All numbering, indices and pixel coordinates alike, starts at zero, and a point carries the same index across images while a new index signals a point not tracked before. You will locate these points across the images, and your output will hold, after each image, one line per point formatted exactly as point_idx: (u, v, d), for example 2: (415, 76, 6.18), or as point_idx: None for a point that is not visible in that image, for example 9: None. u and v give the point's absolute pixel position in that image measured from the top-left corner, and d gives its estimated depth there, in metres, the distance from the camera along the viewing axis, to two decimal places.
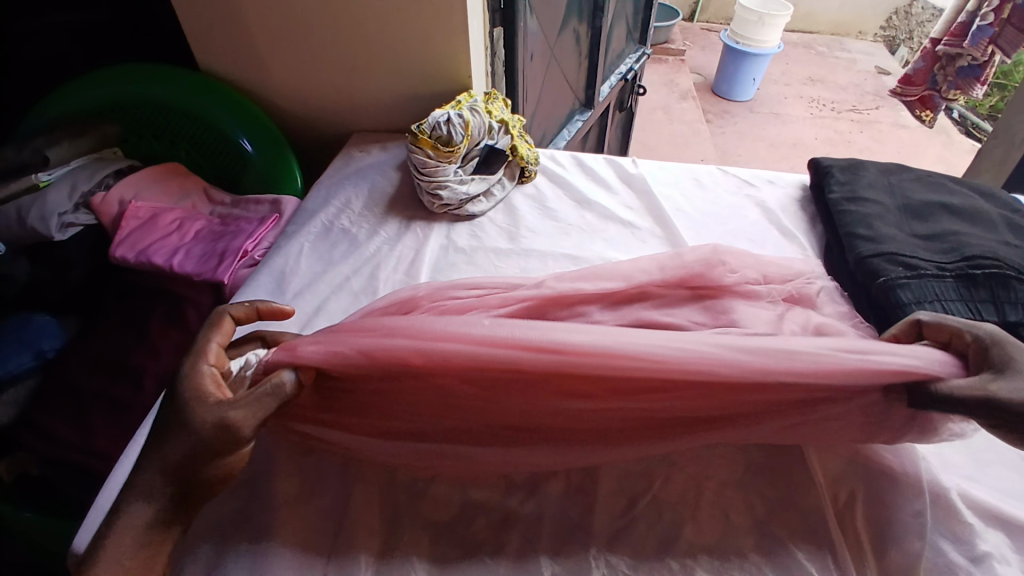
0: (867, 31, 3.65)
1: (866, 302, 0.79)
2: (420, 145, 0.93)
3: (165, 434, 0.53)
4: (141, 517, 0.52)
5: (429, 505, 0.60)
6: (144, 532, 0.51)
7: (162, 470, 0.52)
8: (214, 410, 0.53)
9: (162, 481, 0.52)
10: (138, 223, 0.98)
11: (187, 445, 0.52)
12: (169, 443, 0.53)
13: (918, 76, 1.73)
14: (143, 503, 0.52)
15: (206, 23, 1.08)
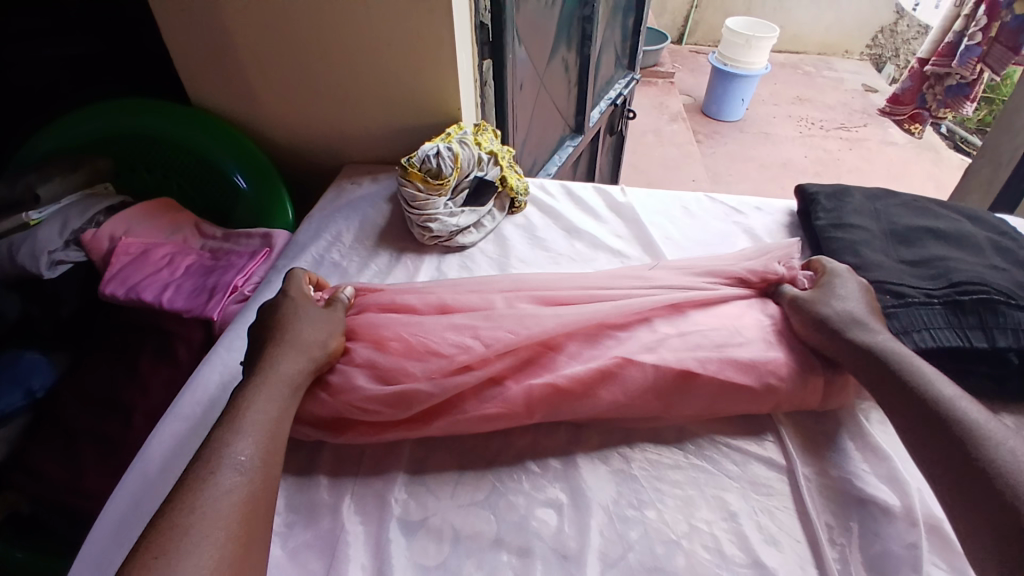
0: (853, 51, 3.72)
1: None
2: (410, 178, 0.94)
3: (287, 322, 0.68)
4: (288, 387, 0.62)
5: (417, 550, 0.58)
6: (281, 401, 0.61)
7: (298, 350, 0.65)
8: (329, 313, 0.72)
9: (303, 358, 0.65)
10: (129, 259, 0.97)
11: (314, 328, 0.69)
12: (294, 325, 0.68)
13: (907, 96, 1.76)
14: (291, 367, 0.64)
15: (199, 58, 1.09)
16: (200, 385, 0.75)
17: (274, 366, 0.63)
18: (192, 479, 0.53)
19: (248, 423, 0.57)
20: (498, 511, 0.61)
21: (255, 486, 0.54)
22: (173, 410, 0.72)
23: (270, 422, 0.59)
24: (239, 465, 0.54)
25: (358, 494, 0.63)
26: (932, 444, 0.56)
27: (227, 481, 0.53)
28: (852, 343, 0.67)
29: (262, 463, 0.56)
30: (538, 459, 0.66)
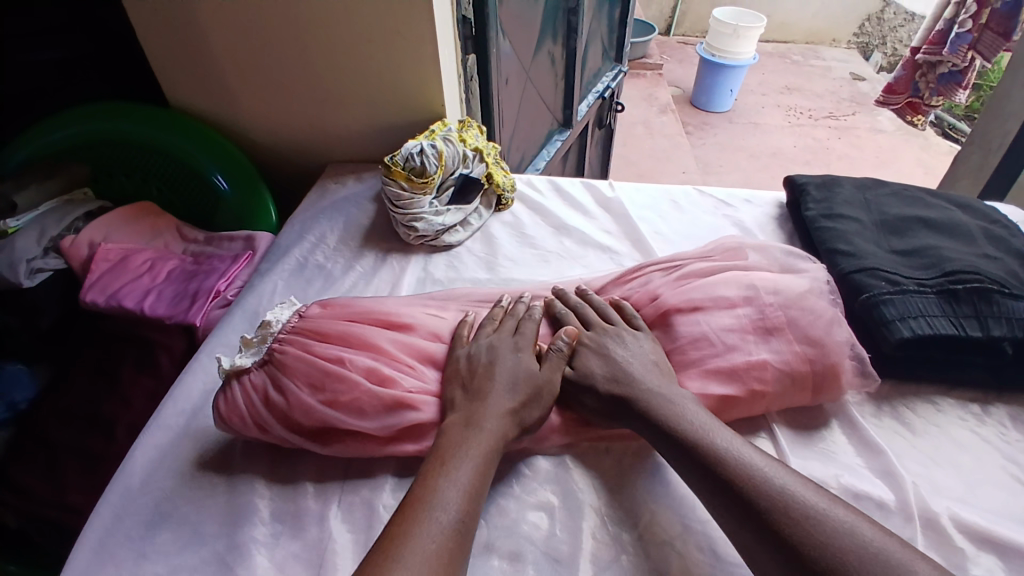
0: (841, 39, 3.71)
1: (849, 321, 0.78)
2: (394, 178, 0.92)
3: (483, 376, 0.64)
4: (494, 436, 0.58)
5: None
6: (487, 456, 0.57)
7: (505, 406, 0.61)
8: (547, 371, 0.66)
9: (515, 415, 0.61)
10: (108, 266, 0.96)
11: (525, 388, 0.63)
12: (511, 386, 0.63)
13: (900, 85, 1.73)
14: (497, 423, 0.59)
15: (175, 58, 1.07)
16: (182, 394, 0.73)
17: (482, 422, 0.59)
18: (398, 527, 0.50)
19: (460, 474, 0.55)
20: (488, 516, 0.59)
21: (461, 537, 0.51)
22: (156, 421, 0.71)
23: (474, 479, 0.55)
24: (442, 520, 0.51)
25: (346, 505, 0.62)
26: (699, 475, 0.55)
27: (434, 538, 0.49)
28: (634, 410, 0.61)
29: (467, 519, 0.52)
30: (529, 460, 0.65)
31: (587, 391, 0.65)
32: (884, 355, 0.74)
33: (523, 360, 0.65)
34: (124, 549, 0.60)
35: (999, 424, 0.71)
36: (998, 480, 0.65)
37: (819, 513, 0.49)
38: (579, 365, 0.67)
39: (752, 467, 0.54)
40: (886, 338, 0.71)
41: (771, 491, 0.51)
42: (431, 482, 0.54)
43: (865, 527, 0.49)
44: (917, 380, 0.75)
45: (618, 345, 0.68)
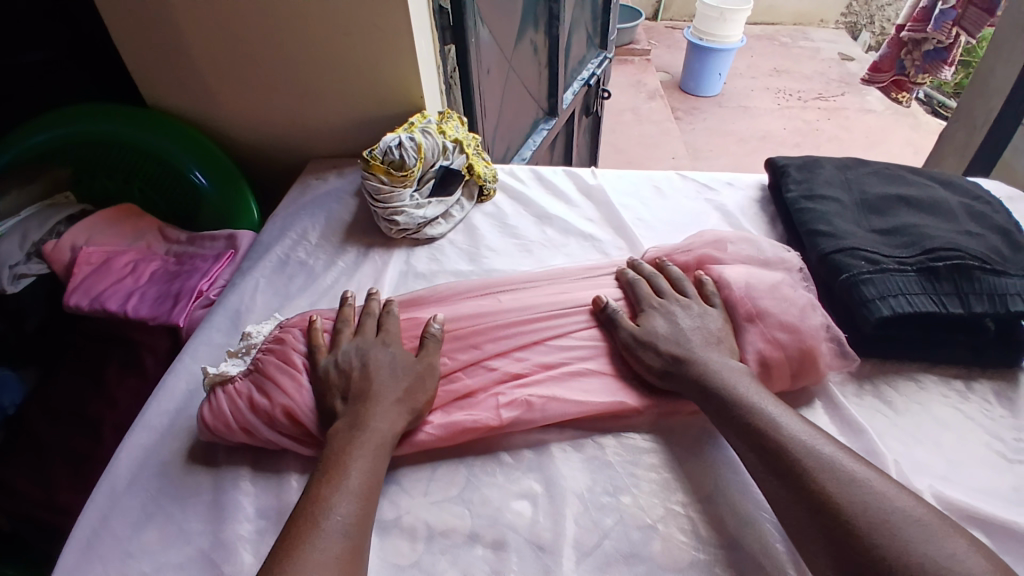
0: (829, 19, 3.69)
1: (829, 300, 0.78)
2: (373, 172, 0.91)
3: (370, 376, 0.64)
4: (383, 434, 0.59)
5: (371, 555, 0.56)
6: (377, 458, 0.58)
7: (392, 404, 0.62)
8: (426, 356, 0.67)
9: (402, 412, 0.62)
10: (91, 269, 0.95)
11: (408, 379, 0.64)
12: (395, 380, 0.64)
13: (885, 64, 1.73)
14: (385, 423, 0.60)
15: (149, 57, 1.06)
16: (165, 394, 0.73)
17: (368, 423, 0.60)
18: (291, 535, 0.51)
19: (352, 479, 0.55)
20: (471, 506, 0.60)
21: (357, 540, 0.52)
22: (141, 421, 0.71)
23: (367, 480, 0.56)
24: (340, 528, 0.52)
25: None
26: (748, 443, 0.58)
27: (329, 545, 0.50)
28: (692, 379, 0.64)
29: (362, 526, 0.54)
30: (511, 450, 0.65)
31: (648, 349, 0.68)
32: (864, 334, 0.74)
33: (398, 354, 0.67)
34: (112, 548, 0.60)
35: (982, 400, 0.72)
36: (979, 456, 0.66)
37: (866, 479, 0.52)
38: (644, 324, 0.70)
39: (798, 438, 0.56)
40: (866, 317, 0.72)
41: (820, 459, 0.54)
42: (321, 488, 0.55)
43: (905, 498, 0.50)
44: (899, 358, 0.75)
45: (685, 314, 0.71)
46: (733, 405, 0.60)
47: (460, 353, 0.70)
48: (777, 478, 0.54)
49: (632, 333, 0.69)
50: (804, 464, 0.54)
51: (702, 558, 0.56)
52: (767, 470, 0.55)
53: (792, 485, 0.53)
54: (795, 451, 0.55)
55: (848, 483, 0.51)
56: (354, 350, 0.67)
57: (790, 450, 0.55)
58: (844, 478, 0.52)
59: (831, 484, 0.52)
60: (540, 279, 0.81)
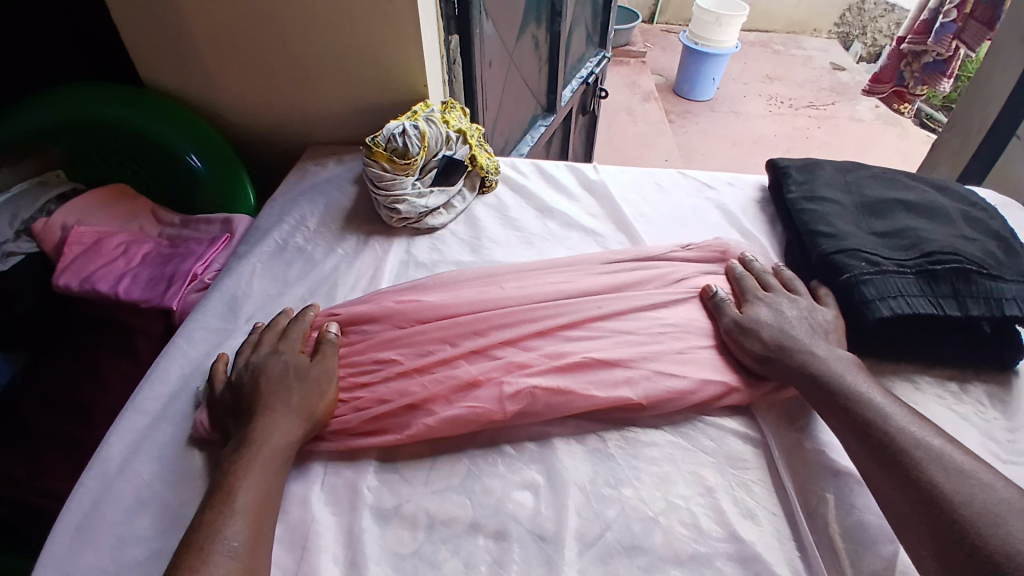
0: (822, 29, 3.73)
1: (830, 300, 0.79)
2: (375, 159, 0.90)
3: (266, 387, 0.62)
4: (278, 447, 0.58)
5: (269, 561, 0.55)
6: (273, 472, 0.56)
7: (286, 414, 0.60)
8: (323, 361, 0.66)
9: (299, 425, 0.60)
10: (82, 250, 0.93)
11: (306, 386, 0.63)
12: (287, 388, 0.63)
13: (886, 74, 1.76)
14: (279, 436, 0.58)
15: (147, 37, 1.04)
16: (158, 378, 0.72)
17: (259, 437, 0.58)
18: (184, 557, 0.49)
19: (240, 500, 0.53)
20: (472, 496, 0.59)
21: (252, 559, 0.50)
22: (132, 405, 0.69)
23: (260, 495, 0.54)
24: (232, 552, 0.49)
25: (327, 488, 0.60)
26: (856, 433, 0.59)
27: (221, 571, 0.48)
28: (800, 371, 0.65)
29: (257, 545, 0.51)
30: (514, 441, 0.64)
31: (750, 335, 0.69)
32: (863, 334, 0.75)
33: (291, 361, 0.65)
34: (104, 533, 0.59)
35: (976, 402, 0.73)
36: None
37: (970, 470, 0.52)
38: (749, 313, 0.72)
39: (903, 428, 0.57)
40: (866, 317, 0.72)
41: (930, 452, 0.54)
42: (214, 508, 0.52)
43: (1005, 487, 0.51)
44: (896, 359, 0.76)
45: (791, 306, 0.73)
46: (842, 395, 0.62)
47: (463, 341, 0.69)
48: (881, 466, 0.56)
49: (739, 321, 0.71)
50: (911, 456, 0.55)
51: (703, 551, 0.56)
52: (877, 462, 0.56)
53: (902, 477, 0.54)
54: (899, 445, 0.56)
55: (954, 472, 0.52)
56: (253, 362, 0.66)
57: (898, 442, 0.56)
58: (951, 470, 0.53)
59: (940, 475, 0.52)
60: (544, 269, 0.81)
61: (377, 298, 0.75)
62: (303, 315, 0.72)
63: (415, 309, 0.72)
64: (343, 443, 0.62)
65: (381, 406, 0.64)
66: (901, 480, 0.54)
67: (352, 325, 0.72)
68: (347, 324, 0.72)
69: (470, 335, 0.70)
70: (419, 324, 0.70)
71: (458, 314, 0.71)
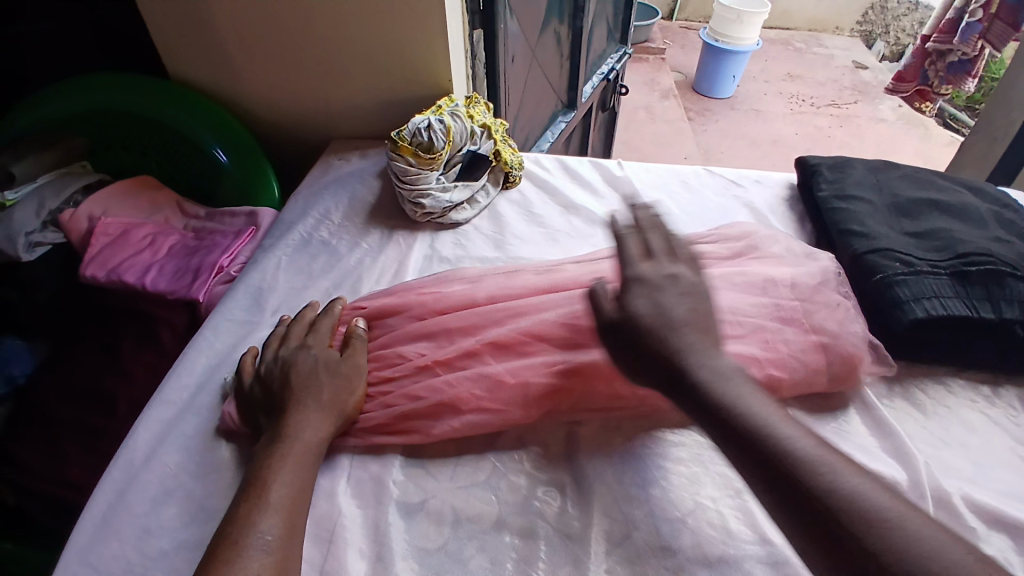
0: (844, 27, 3.67)
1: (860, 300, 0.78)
2: (400, 153, 0.90)
3: (297, 380, 0.62)
4: (309, 442, 0.57)
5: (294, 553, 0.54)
6: (305, 467, 0.56)
7: (317, 409, 0.60)
8: (352, 357, 0.66)
9: (330, 421, 0.60)
10: (107, 241, 0.94)
11: (336, 381, 0.63)
12: (318, 382, 0.62)
13: (909, 73, 1.70)
14: (311, 432, 0.58)
15: (177, 29, 1.04)
16: (183, 370, 0.72)
17: (290, 432, 0.57)
18: (219, 550, 0.48)
19: (273, 494, 0.52)
20: (498, 493, 0.59)
21: (285, 554, 0.49)
22: (159, 396, 0.70)
23: (294, 489, 0.53)
24: (266, 546, 0.48)
25: (355, 483, 0.60)
26: (746, 460, 0.49)
27: (255, 564, 0.47)
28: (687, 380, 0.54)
29: (291, 539, 0.50)
30: (540, 439, 0.64)
31: (621, 337, 0.58)
32: (895, 336, 0.73)
33: (320, 355, 0.65)
34: (129, 524, 0.59)
35: (1008, 406, 0.71)
36: (1009, 461, 0.65)
37: (898, 519, 0.42)
38: (621, 301, 0.59)
39: (813, 462, 0.46)
40: (899, 319, 0.71)
41: (838, 490, 0.44)
42: (248, 501, 0.52)
43: (953, 544, 0.41)
44: (927, 361, 0.75)
45: (674, 291, 0.60)
46: (724, 409, 0.51)
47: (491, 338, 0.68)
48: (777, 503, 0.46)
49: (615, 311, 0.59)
50: (826, 501, 0.44)
51: (732, 554, 0.55)
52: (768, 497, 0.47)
53: (806, 519, 0.44)
54: (816, 484, 0.45)
55: (880, 520, 0.42)
56: (282, 355, 0.66)
57: (798, 477, 0.45)
58: (871, 520, 0.42)
59: (859, 527, 0.42)
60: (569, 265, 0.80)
61: (403, 291, 0.75)
62: (333, 308, 0.72)
63: (442, 303, 0.72)
64: (371, 439, 0.62)
65: (411, 402, 0.63)
66: (811, 525, 0.44)
67: (378, 319, 0.72)
68: (373, 318, 0.72)
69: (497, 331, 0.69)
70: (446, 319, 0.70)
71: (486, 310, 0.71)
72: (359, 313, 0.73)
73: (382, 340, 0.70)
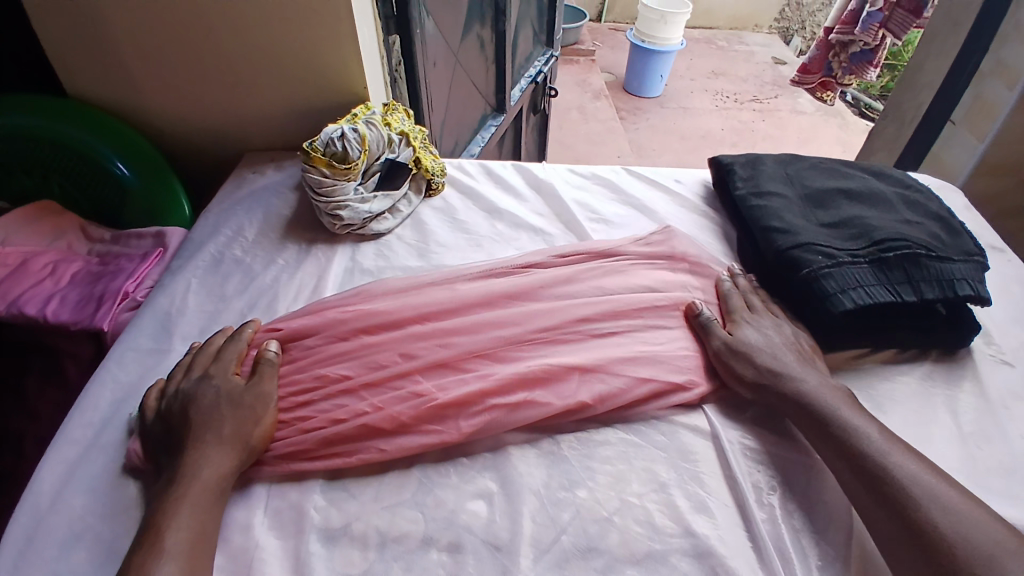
0: (762, 24, 3.83)
1: (793, 298, 0.80)
2: (313, 164, 0.87)
3: (200, 416, 0.59)
4: (212, 481, 0.55)
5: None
6: (207, 509, 0.54)
7: (220, 443, 0.57)
8: (261, 382, 0.64)
9: (235, 453, 0.57)
10: (7, 272, 0.88)
11: (242, 411, 0.60)
12: (221, 415, 0.60)
13: (814, 65, 1.79)
14: (213, 468, 0.56)
15: (64, 40, 0.97)
16: (87, 405, 0.67)
17: (192, 471, 0.55)
18: None
19: (170, 542, 0.50)
20: (424, 509, 0.57)
21: None
22: (63, 434, 0.65)
23: (193, 536, 0.51)
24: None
25: (271, 512, 0.57)
26: (848, 467, 0.59)
27: None
28: (783, 388, 0.66)
29: None
30: (464, 450, 0.62)
31: (741, 358, 0.69)
32: (830, 328, 0.76)
33: (223, 386, 0.62)
34: (36, 572, 0.54)
35: (920, 381, 0.75)
36: (918, 434, 0.69)
37: (937, 491, 0.54)
38: (737, 335, 0.72)
39: (886, 457, 0.57)
40: (831, 311, 0.73)
41: (926, 489, 0.55)
42: (144, 550, 0.50)
43: (979, 515, 0.53)
44: (845, 345, 0.78)
45: (773, 327, 0.74)
46: (829, 419, 0.62)
47: (414, 351, 0.67)
48: (879, 504, 0.55)
49: (729, 346, 0.70)
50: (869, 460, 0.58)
51: (659, 548, 0.56)
52: (870, 493, 0.56)
53: (886, 500, 0.55)
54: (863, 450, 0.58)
55: (947, 510, 0.53)
56: (187, 388, 0.63)
57: (893, 476, 0.56)
58: (946, 508, 0.53)
59: (934, 512, 0.53)
60: (490, 270, 0.79)
61: (322, 307, 0.72)
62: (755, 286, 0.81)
63: (361, 318, 0.70)
64: (288, 467, 0.59)
65: (335, 426, 0.61)
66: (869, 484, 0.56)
67: (295, 339, 0.69)
68: (291, 339, 0.69)
69: (417, 343, 0.68)
70: (368, 335, 0.68)
71: (410, 318, 0.70)
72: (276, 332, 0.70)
73: (303, 360, 0.67)
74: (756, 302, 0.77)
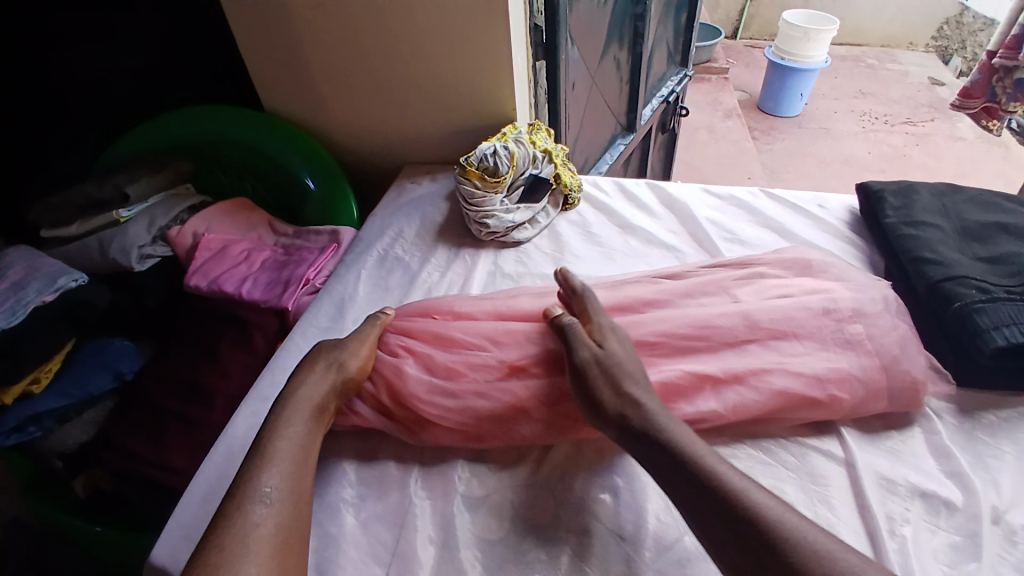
0: (918, 42, 3.54)
1: (940, 332, 0.77)
2: (468, 177, 0.98)
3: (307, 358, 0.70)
4: (307, 403, 0.65)
5: (367, 533, 0.61)
6: (305, 426, 0.63)
7: (317, 374, 0.68)
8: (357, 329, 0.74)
9: (328, 382, 0.67)
10: (210, 255, 1.05)
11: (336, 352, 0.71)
12: (320, 356, 0.70)
13: (976, 90, 1.62)
14: (310, 395, 0.66)
15: (270, 64, 1.17)
16: (277, 369, 0.81)
17: (292, 397, 0.65)
18: (229, 504, 0.55)
19: (274, 453, 0.59)
20: (556, 493, 0.64)
21: (289, 506, 0.56)
22: (255, 391, 0.78)
23: (292, 447, 0.61)
24: (266, 498, 0.55)
25: (426, 476, 0.66)
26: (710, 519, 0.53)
27: (259, 515, 0.54)
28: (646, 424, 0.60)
29: (292, 490, 0.57)
30: (595, 447, 0.68)
31: (602, 377, 0.64)
32: (978, 366, 0.72)
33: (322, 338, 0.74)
34: None
35: None
36: None
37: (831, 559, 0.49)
38: (603, 347, 0.67)
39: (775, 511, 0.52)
40: (980, 348, 0.70)
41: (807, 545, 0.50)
42: (254, 455, 0.59)
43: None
44: (1002, 388, 0.74)
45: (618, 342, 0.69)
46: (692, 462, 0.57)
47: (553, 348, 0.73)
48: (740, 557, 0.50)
49: (583, 362, 0.66)
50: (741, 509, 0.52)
51: None
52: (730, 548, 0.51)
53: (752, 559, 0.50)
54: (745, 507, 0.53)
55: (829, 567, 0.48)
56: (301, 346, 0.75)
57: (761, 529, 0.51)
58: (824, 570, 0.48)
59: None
60: (623, 282, 0.84)
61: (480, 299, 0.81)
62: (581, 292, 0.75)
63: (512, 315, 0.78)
64: (451, 441, 0.68)
65: (483, 402, 0.68)
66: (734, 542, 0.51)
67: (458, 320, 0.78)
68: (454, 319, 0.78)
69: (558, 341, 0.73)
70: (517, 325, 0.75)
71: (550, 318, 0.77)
72: (443, 312, 0.79)
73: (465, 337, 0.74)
74: (587, 303, 0.73)
